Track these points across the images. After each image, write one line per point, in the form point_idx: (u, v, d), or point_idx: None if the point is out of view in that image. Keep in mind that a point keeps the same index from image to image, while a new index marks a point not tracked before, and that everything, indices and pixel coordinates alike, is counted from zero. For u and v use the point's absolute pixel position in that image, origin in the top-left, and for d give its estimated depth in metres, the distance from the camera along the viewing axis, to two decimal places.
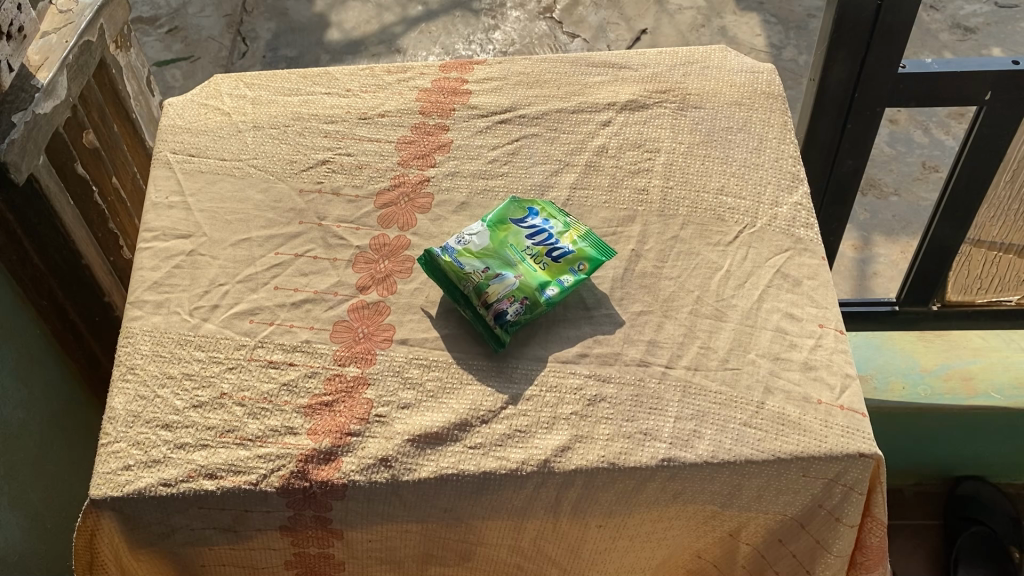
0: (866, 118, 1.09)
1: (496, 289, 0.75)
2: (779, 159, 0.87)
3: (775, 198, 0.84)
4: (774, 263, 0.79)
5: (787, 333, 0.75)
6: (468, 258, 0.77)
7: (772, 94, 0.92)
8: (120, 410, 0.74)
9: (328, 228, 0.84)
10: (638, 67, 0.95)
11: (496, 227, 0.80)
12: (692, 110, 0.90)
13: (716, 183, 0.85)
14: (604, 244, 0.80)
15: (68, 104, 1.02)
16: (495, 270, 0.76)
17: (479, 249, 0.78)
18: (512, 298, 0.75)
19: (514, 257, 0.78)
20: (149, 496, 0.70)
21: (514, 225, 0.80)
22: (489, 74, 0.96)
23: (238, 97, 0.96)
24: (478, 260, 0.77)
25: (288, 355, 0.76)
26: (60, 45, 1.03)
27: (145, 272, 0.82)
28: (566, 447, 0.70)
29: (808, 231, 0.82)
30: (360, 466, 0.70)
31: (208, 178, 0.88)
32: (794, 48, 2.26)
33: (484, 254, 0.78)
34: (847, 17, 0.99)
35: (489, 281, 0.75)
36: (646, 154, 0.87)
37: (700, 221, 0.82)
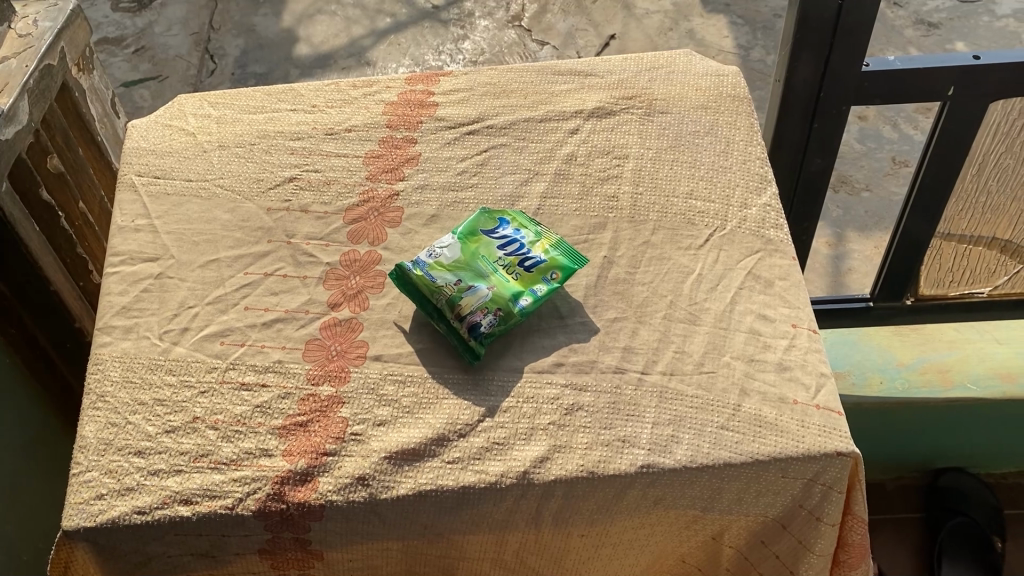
0: (832, 117, 1.10)
1: (469, 301, 0.74)
2: (747, 161, 0.86)
3: (744, 200, 0.83)
4: (746, 265, 0.79)
5: (760, 334, 0.75)
6: (440, 271, 0.77)
7: (737, 96, 0.92)
8: (91, 439, 0.73)
9: (297, 246, 0.83)
10: (603, 75, 0.94)
11: (467, 239, 0.79)
12: (658, 116, 0.90)
13: (686, 187, 0.84)
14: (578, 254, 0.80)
15: (30, 129, 1.01)
16: (468, 283, 0.76)
17: (451, 261, 0.77)
18: (485, 309, 0.74)
19: (486, 268, 0.77)
20: (124, 525, 0.69)
21: (486, 236, 0.80)
22: (455, 85, 0.96)
23: (201, 117, 0.95)
24: (450, 273, 0.77)
25: (260, 376, 0.76)
26: (20, 70, 1.01)
27: (113, 297, 0.81)
28: (545, 458, 0.70)
29: (778, 232, 0.81)
30: (337, 486, 0.70)
31: (173, 200, 0.87)
32: (762, 48, 2.28)
33: (456, 266, 0.77)
34: (810, 17, 0.99)
35: (461, 294, 0.75)
36: (615, 161, 0.86)
37: (671, 226, 0.81)
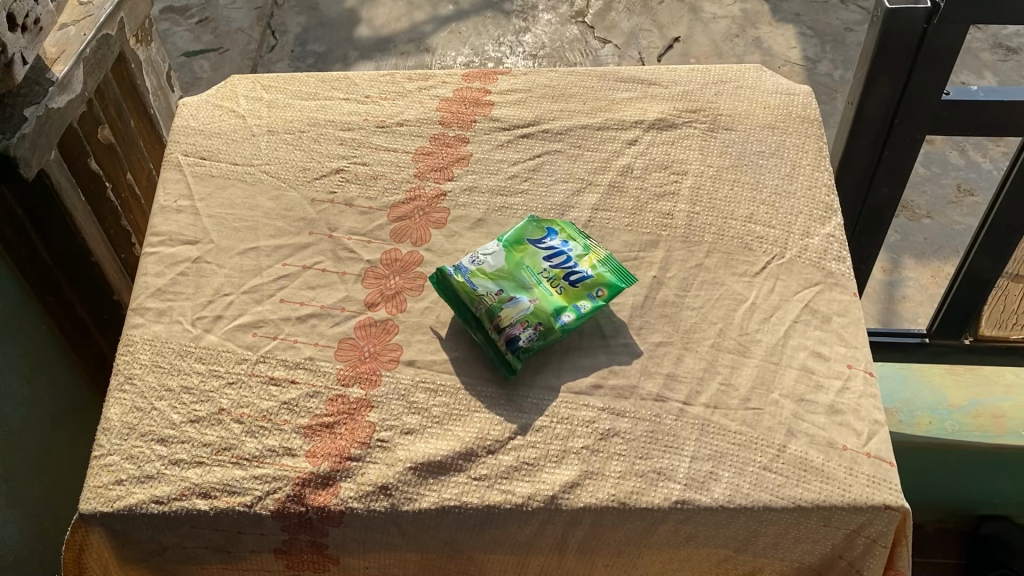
0: (904, 146, 1.01)
1: (509, 313, 0.72)
2: (813, 187, 0.82)
3: (806, 228, 0.79)
4: (803, 298, 0.75)
5: (813, 372, 0.71)
6: (481, 280, 0.74)
7: (808, 118, 0.87)
8: (115, 422, 0.71)
9: (338, 241, 0.81)
10: (668, 84, 0.91)
11: (512, 247, 0.76)
12: (722, 132, 0.86)
13: (746, 210, 0.80)
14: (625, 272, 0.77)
15: (84, 98, 1.01)
16: (509, 293, 0.73)
17: (493, 269, 0.75)
18: (525, 323, 0.71)
19: (529, 280, 0.74)
20: (140, 514, 0.68)
21: (531, 246, 0.77)
22: (513, 85, 0.93)
23: (253, 100, 0.93)
24: (491, 282, 0.74)
25: (291, 372, 0.74)
26: (78, 38, 1.01)
27: (149, 278, 0.79)
28: (575, 483, 0.67)
29: (840, 265, 0.77)
30: (358, 493, 0.68)
31: (218, 183, 0.85)
32: (831, 61, 2.21)
33: (498, 274, 0.74)
34: (891, 39, 0.90)
35: (502, 304, 0.72)
36: (673, 177, 0.83)
37: (726, 249, 0.78)
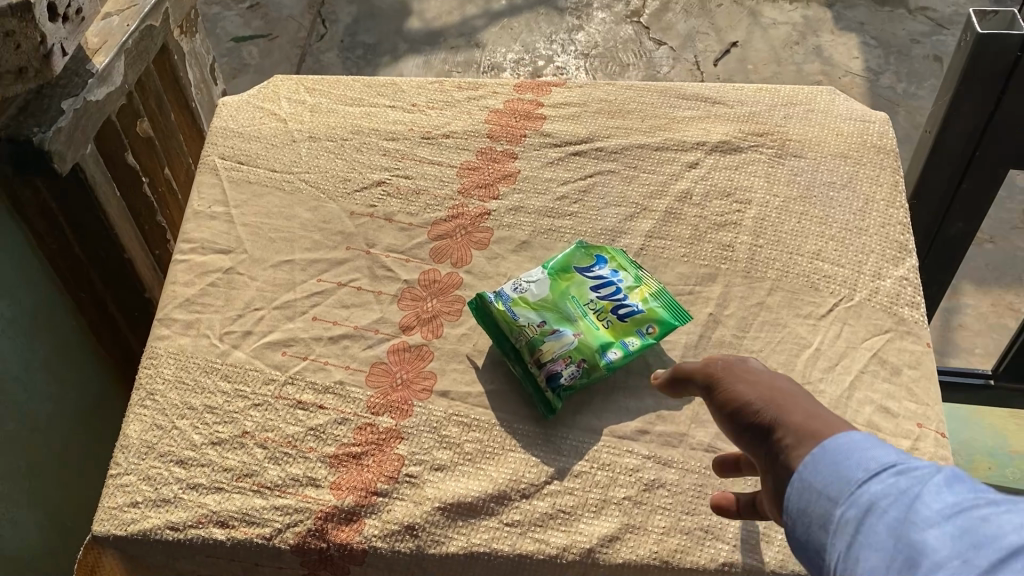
0: (985, 179, 0.94)
1: (551, 346, 0.67)
2: (887, 225, 0.76)
3: (877, 269, 0.73)
4: (871, 346, 0.69)
5: (879, 431, 0.64)
6: (523, 309, 0.69)
7: (883, 148, 0.81)
8: (135, 440, 0.68)
9: (375, 257, 0.77)
10: (733, 104, 0.85)
11: (557, 275, 0.72)
12: (790, 159, 0.80)
13: (813, 246, 0.74)
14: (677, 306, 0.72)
15: (123, 91, 0.98)
16: (553, 325, 0.68)
17: (537, 298, 0.70)
18: (568, 358, 0.67)
19: (575, 311, 0.69)
20: (154, 539, 0.64)
21: (577, 274, 0.72)
22: (568, 98, 0.88)
23: (296, 102, 0.89)
24: (534, 312, 0.69)
25: (319, 396, 0.70)
26: (120, 29, 0.98)
27: (178, 287, 0.76)
28: (614, 537, 0.62)
29: (913, 311, 0.71)
30: (383, 531, 0.63)
31: (255, 189, 0.82)
32: (895, 74, 1.98)
33: (542, 304, 0.70)
34: (979, 64, 0.84)
35: (544, 336, 0.67)
36: (735, 206, 0.77)
37: (790, 288, 0.72)
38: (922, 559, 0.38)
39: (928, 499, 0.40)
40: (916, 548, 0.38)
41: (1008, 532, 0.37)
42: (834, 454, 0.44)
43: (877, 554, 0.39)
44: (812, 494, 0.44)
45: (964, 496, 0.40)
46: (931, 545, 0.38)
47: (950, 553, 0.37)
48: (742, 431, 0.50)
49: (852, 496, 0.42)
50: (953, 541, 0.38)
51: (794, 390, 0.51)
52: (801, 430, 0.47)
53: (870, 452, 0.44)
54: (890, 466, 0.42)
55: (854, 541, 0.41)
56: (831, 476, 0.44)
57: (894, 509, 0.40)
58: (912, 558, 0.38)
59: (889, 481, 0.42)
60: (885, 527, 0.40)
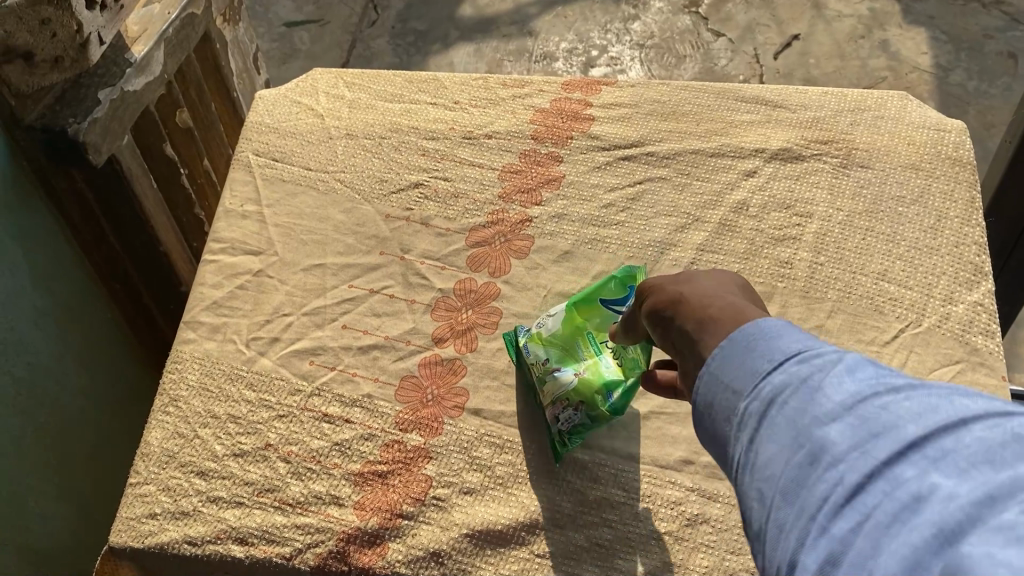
0: None
1: (551, 389, 0.62)
2: (961, 244, 0.70)
3: (949, 293, 0.67)
4: (940, 376, 0.64)
5: None
6: (535, 347, 0.65)
7: (959, 160, 0.75)
8: (155, 448, 0.66)
9: (410, 264, 0.73)
10: (796, 109, 0.79)
11: (580, 308, 0.64)
12: (856, 169, 0.75)
13: (879, 265, 0.69)
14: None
15: (162, 81, 0.96)
16: (557, 363, 0.63)
17: (552, 334, 0.64)
18: (566, 401, 0.61)
19: (594, 352, 0.63)
20: (172, 553, 0.62)
21: (611, 309, 0.64)
22: (618, 98, 0.83)
23: (334, 97, 0.86)
24: (542, 349, 0.64)
25: (345, 410, 0.67)
26: (161, 17, 0.96)
27: (206, 289, 0.73)
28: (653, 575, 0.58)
29: (987, 340, 0.65)
30: (407, 557, 0.60)
31: (288, 188, 0.79)
32: (966, 72, 1.79)
33: (553, 340, 0.64)
34: None
35: (546, 377, 0.63)
36: (794, 219, 0.72)
37: (852, 311, 0.67)
38: (822, 453, 0.37)
39: (830, 389, 0.39)
40: (817, 441, 0.37)
41: (908, 424, 0.36)
42: (740, 338, 0.44)
43: (777, 445, 0.38)
44: (721, 388, 0.43)
45: (864, 383, 0.39)
46: (831, 439, 0.37)
47: (849, 446, 0.36)
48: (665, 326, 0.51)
49: (757, 388, 0.41)
50: (853, 434, 0.36)
51: (717, 285, 0.52)
52: (705, 312, 0.48)
53: (779, 340, 0.43)
54: (792, 353, 0.41)
55: (759, 432, 0.40)
56: (738, 367, 0.43)
57: (797, 400, 0.39)
58: (813, 451, 0.37)
59: (791, 370, 0.41)
60: (788, 418, 0.39)
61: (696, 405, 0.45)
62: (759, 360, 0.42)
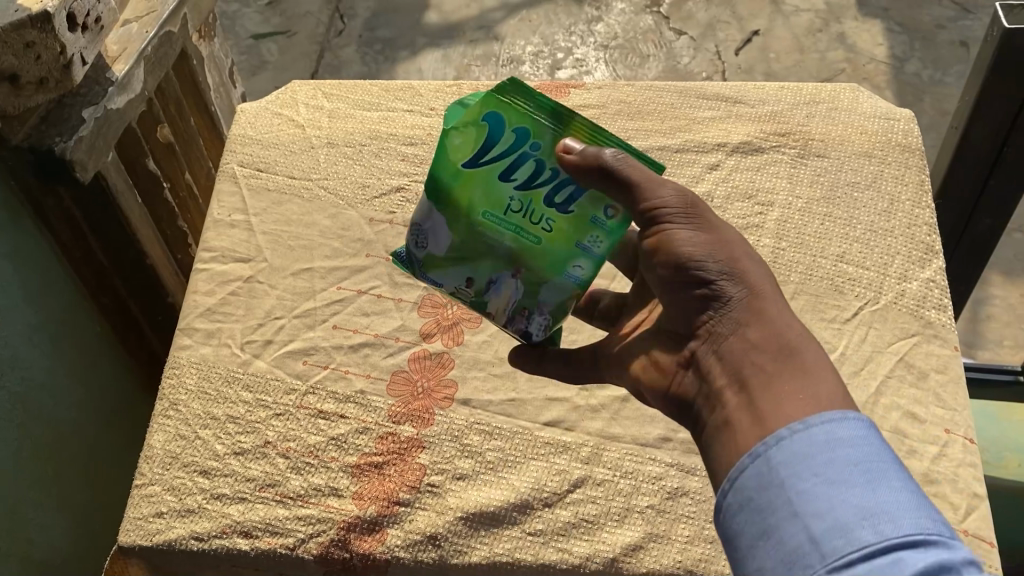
0: (1014, 175, 0.92)
1: (499, 309, 0.62)
2: (913, 225, 0.74)
3: (904, 271, 0.72)
4: (898, 350, 0.68)
5: (906, 437, 0.65)
6: (444, 238, 0.60)
7: (909, 146, 0.80)
8: (159, 450, 0.68)
9: (395, 264, 0.77)
10: (755, 104, 0.84)
11: (460, 166, 0.57)
12: (814, 159, 0.79)
13: (837, 248, 0.73)
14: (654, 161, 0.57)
15: (143, 98, 0.98)
16: (486, 279, 0.60)
17: (448, 210, 0.59)
18: (524, 311, 0.61)
19: (496, 218, 0.58)
20: (180, 550, 0.64)
21: (481, 156, 0.56)
22: (586, 99, 0.87)
23: (313, 108, 0.89)
24: (458, 269, 0.61)
25: (340, 406, 0.70)
26: (140, 36, 0.98)
27: (199, 296, 0.76)
28: (638, 546, 0.62)
29: (940, 314, 0.70)
30: (405, 541, 0.64)
31: (274, 197, 0.82)
32: (921, 61, 1.85)
33: (455, 223, 0.59)
34: (1005, 59, 0.81)
35: (485, 297, 0.61)
36: (757, 208, 0.76)
37: (814, 292, 0.71)
38: None
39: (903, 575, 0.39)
40: None
41: None
42: (812, 465, 0.44)
43: None
44: (781, 513, 0.44)
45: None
46: None
47: None
48: (684, 286, 0.54)
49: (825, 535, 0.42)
50: None
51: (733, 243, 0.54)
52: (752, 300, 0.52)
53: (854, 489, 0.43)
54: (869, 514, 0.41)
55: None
56: (801, 495, 0.44)
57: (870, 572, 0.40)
58: None
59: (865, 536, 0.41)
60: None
61: (732, 489, 0.47)
62: (828, 471, 0.44)
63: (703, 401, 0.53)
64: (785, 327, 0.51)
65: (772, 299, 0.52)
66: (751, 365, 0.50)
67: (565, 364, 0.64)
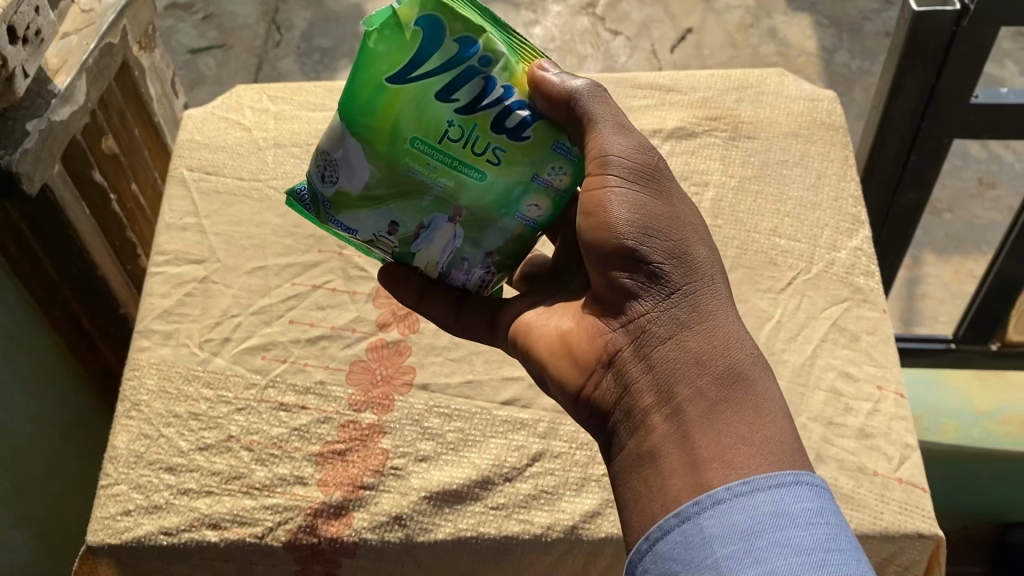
0: (933, 151, 0.97)
1: (432, 253, 0.60)
2: (839, 198, 0.79)
3: (833, 241, 0.76)
4: (830, 315, 0.73)
5: (841, 395, 0.69)
6: (362, 170, 0.56)
7: (832, 125, 0.84)
8: (123, 451, 0.69)
9: (348, 258, 0.79)
10: (687, 91, 0.87)
11: (384, 81, 0.54)
12: (744, 140, 0.83)
13: (770, 223, 0.77)
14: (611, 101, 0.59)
15: (86, 109, 0.99)
16: (420, 219, 0.59)
17: (367, 137, 0.55)
18: (460, 261, 0.61)
19: (425, 145, 0.55)
20: (149, 545, 0.65)
21: (412, 71, 0.54)
22: None
23: (259, 111, 0.90)
24: (383, 207, 0.58)
25: (301, 397, 0.72)
26: (80, 48, 0.98)
27: (155, 299, 0.77)
28: (596, 512, 0.65)
29: (868, 280, 0.74)
30: (372, 523, 0.66)
31: (224, 199, 0.83)
32: (848, 52, 1.92)
33: (373, 152, 0.56)
34: (917, 43, 0.86)
35: (417, 241, 0.60)
36: (693, 188, 0.80)
37: (750, 265, 0.75)
38: None
39: None
40: None
41: None
42: (735, 542, 0.45)
43: None
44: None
45: None
46: None
47: None
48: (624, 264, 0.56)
49: None
50: None
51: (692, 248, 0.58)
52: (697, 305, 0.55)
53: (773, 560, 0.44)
54: None
55: None
56: (723, 563, 0.45)
57: None
58: None
59: None
60: None
61: (655, 552, 0.48)
62: (770, 555, 0.44)
63: (622, 411, 0.55)
64: (727, 342, 0.54)
65: (713, 305, 0.56)
66: (685, 383, 0.53)
67: (452, 315, 0.68)
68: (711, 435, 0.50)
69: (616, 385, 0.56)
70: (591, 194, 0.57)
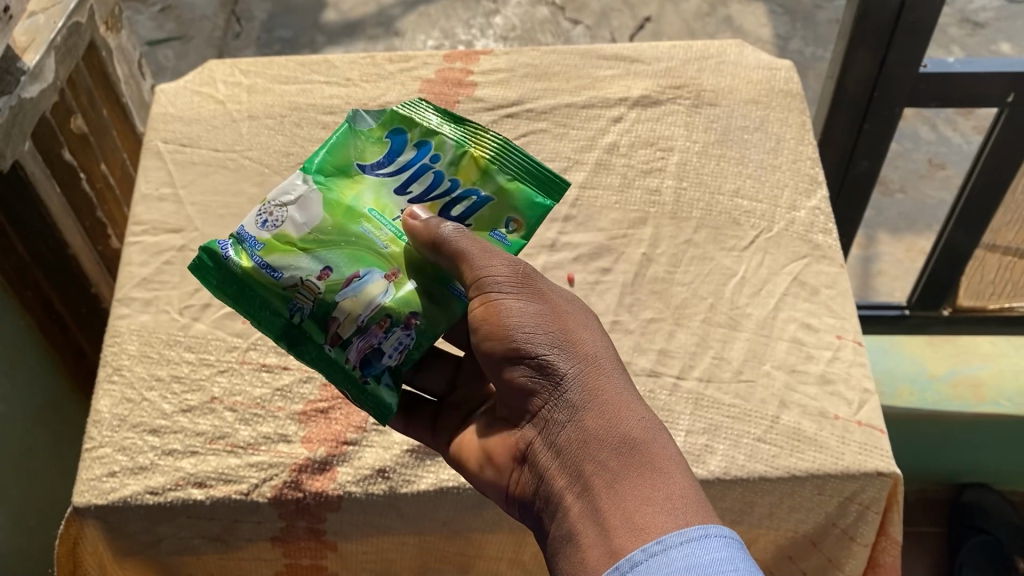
0: (884, 119, 1.01)
1: (355, 304, 0.58)
2: (797, 161, 0.83)
3: (792, 202, 0.80)
4: (791, 270, 0.76)
5: (803, 344, 0.72)
6: (313, 211, 0.59)
7: (789, 92, 0.88)
8: (106, 414, 0.70)
9: None
10: (651, 61, 0.90)
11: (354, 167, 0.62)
12: (707, 108, 0.87)
13: (732, 185, 0.81)
14: (538, 213, 0.61)
15: (56, 87, 0.99)
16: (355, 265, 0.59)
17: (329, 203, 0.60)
18: (382, 325, 0.59)
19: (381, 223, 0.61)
20: (135, 505, 0.66)
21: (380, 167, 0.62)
22: (495, 65, 0.91)
23: (232, 85, 0.92)
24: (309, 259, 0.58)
25: (282, 359, 0.73)
26: (48, 26, 0.98)
27: (133, 268, 0.78)
28: None
29: (826, 237, 0.78)
30: (356, 477, 0.67)
31: (199, 170, 0.84)
32: (802, 40, 1.97)
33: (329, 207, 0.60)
34: (869, 14, 0.90)
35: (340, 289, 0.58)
36: (658, 153, 0.83)
37: (714, 224, 0.78)
38: None
39: None
40: None
41: None
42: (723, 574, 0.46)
43: None
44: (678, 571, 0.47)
45: None
46: None
47: None
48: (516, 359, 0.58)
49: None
50: None
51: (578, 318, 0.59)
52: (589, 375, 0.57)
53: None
54: None
55: None
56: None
57: None
58: None
59: None
60: None
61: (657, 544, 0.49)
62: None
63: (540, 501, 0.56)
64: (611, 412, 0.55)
65: (604, 374, 0.57)
66: (591, 461, 0.54)
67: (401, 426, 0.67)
68: (624, 501, 0.51)
69: (532, 477, 0.57)
70: (475, 297, 0.58)
